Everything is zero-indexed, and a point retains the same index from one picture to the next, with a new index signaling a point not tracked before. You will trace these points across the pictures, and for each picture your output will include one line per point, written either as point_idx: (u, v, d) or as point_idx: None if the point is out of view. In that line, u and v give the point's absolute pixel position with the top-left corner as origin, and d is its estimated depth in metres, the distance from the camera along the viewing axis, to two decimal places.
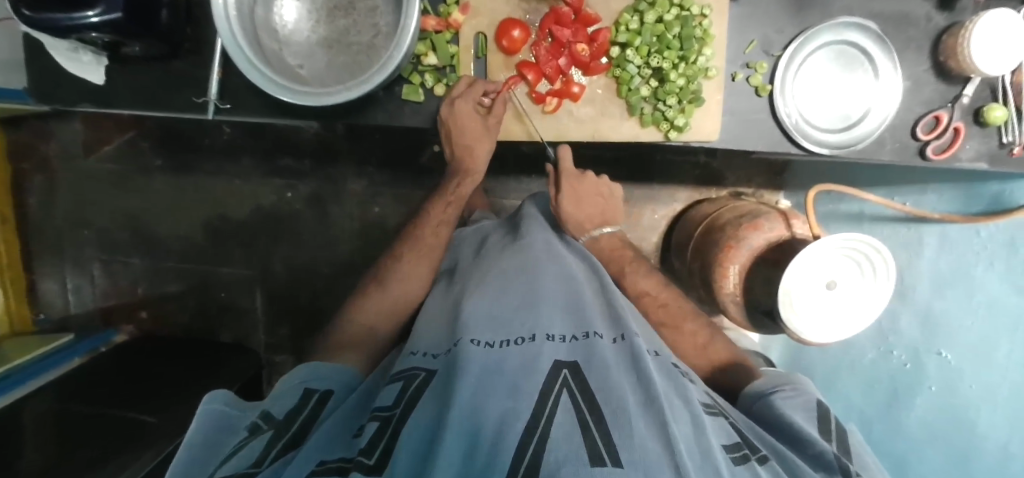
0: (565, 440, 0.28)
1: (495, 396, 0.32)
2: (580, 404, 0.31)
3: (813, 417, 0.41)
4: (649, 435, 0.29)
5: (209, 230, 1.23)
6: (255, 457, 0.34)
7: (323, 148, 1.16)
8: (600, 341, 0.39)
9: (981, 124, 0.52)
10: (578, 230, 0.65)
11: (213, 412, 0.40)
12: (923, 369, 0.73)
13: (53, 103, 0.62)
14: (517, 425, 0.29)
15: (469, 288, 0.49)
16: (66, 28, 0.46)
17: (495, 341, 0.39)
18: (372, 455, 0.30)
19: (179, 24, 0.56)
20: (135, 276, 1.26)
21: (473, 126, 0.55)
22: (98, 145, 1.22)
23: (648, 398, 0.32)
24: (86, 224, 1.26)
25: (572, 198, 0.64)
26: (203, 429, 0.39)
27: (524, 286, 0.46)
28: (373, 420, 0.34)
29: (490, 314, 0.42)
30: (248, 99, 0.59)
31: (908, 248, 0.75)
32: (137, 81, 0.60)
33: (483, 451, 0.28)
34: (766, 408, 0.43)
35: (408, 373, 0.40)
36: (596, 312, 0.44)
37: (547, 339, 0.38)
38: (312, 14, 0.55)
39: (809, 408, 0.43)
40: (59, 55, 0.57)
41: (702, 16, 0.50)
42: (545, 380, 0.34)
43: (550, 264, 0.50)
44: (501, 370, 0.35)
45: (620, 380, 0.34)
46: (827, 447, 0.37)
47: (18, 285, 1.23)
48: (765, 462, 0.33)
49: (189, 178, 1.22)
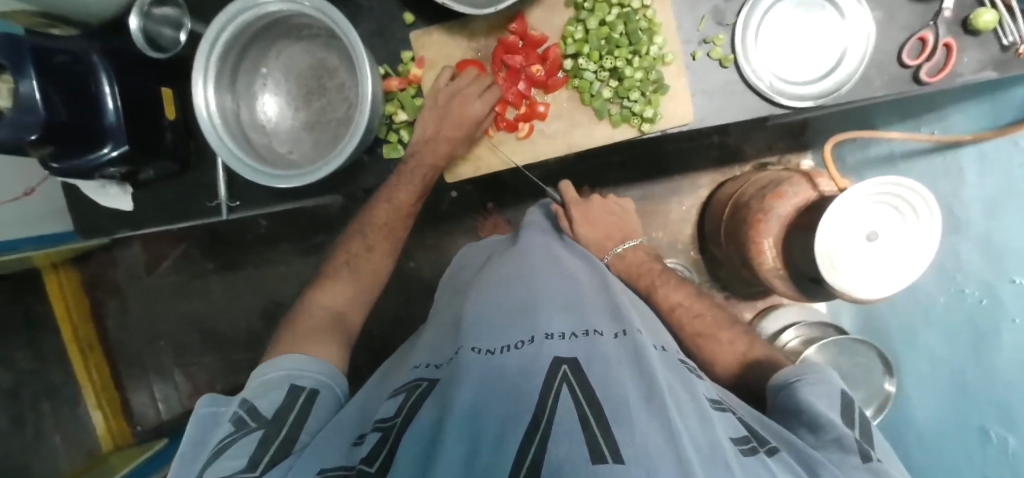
0: (566, 440, 0.27)
1: (496, 402, 0.31)
2: (580, 400, 0.30)
3: (838, 405, 0.38)
4: (651, 428, 0.28)
5: (265, 316, 1.31)
6: (248, 460, 0.37)
7: (348, 218, 1.24)
8: (600, 338, 0.38)
9: (974, 33, 0.48)
10: (600, 249, 0.66)
11: (205, 413, 0.42)
12: (1000, 301, 0.63)
13: (99, 235, 0.70)
14: (519, 429, 0.28)
15: (468, 298, 0.48)
16: (90, 168, 0.54)
17: (496, 346, 0.38)
18: (374, 462, 0.32)
19: (182, 140, 0.62)
20: (210, 375, 1.35)
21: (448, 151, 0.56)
22: (158, 262, 1.35)
23: (650, 392, 0.31)
24: (161, 336, 1.37)
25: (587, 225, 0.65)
26: (196, 430, 0.42)
27: (524, 289, 0.45)
28: (375, 431, 0.35)
29: (489, 318, 0.42)
30: (253, 194, 0.64)
31: (950, 179, 0.69)
32: (159, 200, 0.67)
33: (485, 453, 0.27)
34: (784, 397, 0.41)
35: (410, 385, 0.40)
36: (597, 310, 0.43)
37: (546, 338, 0.38)
38: (292, 104, 0.60)
39: (834, 394, 0.40)
40: (93, 193, 0.65)
41: (644, 8, 0.51)
42: (545, 380, 0.33)
43: (547, 267, 0.50)
44: (501, 375, 0.34)
45: (621, 377, 0.33)
46: (844, 432, 0.35)
47: (114, 404, 1.35)
48: (774, 454, 0.32)
49: (238, 273, 1.32)
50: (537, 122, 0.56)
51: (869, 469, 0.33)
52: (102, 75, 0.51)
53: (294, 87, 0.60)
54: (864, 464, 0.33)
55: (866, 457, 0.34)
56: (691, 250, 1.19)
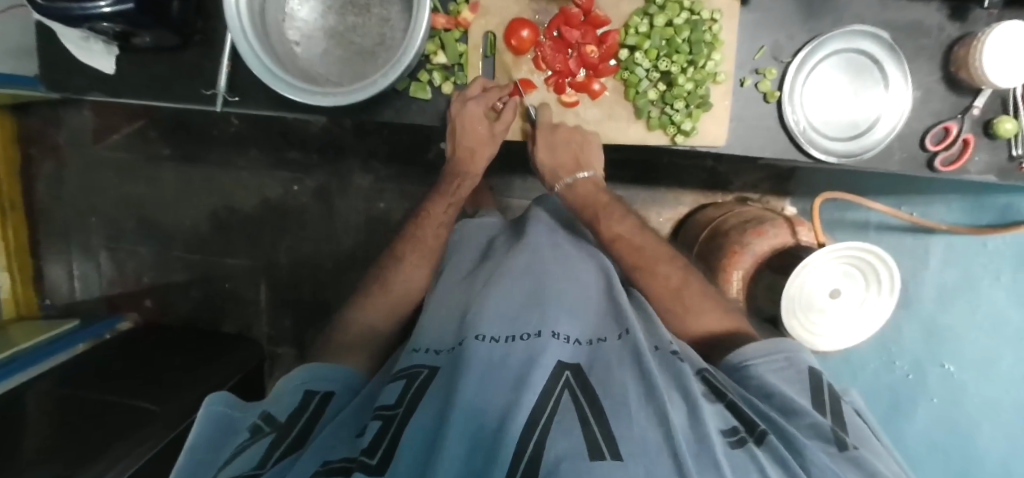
0: (565, 438, 0.30)
1: (499, 392, 0.34)
2: (581, 403, 0.34)
3: (806, 389, 0.42)
4: (648, 427, 0.31)
5: (215, 221, 1.24)
6: (257, 460, 0.35)
7: (329, 142, 1.17)
8: (605, 344, 0.43)
9: (991, 137, 0.52)
10: (552, 177, 0.63)
11: (215, 414, 0.40)
12: (926, 380, 0.75)
13: (63, 91, 0.62)
14: (519, 419, 0.31)
15: (476, 287, 0.52)
16: (77, 17, 0.48)
17: (501, 335, 0.41)
18: (374, 455, 0.32)
19: (190, 15, 0.56)
20: (141, 266, 1.27)
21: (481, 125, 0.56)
22: (107, 134, 1.23)
23: (651, 393, 0.34)
24: (94, 212, 1.26)
25: (546, 149, 0.58)
26: (203, 433, 0.39)
27: (531, 284, 0.49)
28: (376, 419, 0.36)
29: (494, 309, 0.45)
30: (255, 94, 0.59)
31: (913, 259, 0.76)
32: (147, 73, 0.60)
33: (485, 447, 0.30)
34: (753, 380, 0.44)
35: (410, 370, 0.42)
36: (602, 314, 0.48)
37: (553, 337, 0.41)
38: (325, 7, 0.55)
39: (797, 381, 0.43)
40: (71, 44, 0.59)
41: (713, 21, 0.50)
42: (548, 379, 0.36)
43: (557, 267, 0.52)
44: (504, 366, 0.37)
45: (622, 378, 0.36)
46: (819, 419, 0.37)
47: (25, 270, 1.24)
48: (764, 442, 0.34)
49: (196, 168, 1.22)
50: (583, 99, 0.55)
51: (845, 457, 0.33)
52: None
53: None
54: (841, 452, 0.34)
55: (844, 445, 0.35)
56: None
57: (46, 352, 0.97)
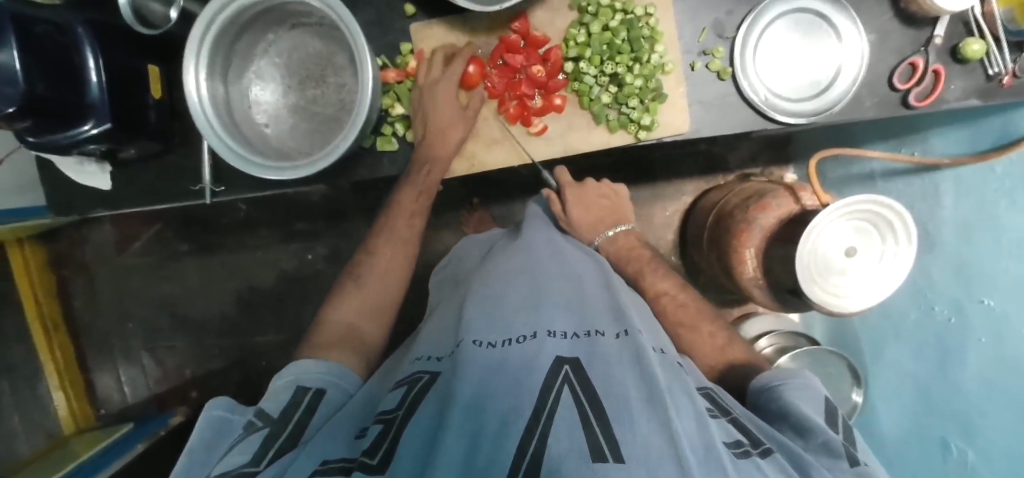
0: (566, 437, 0.29)
1: (498, 394, 0.34)
2: (581, 399, 0.33)
3: (821, 411, 0.40)
4: (651, 428, 0.30)
5: (241, 303, 1.29)
6: (253, 456, 0.37)
7: (331, 207, 1.21)
8: (602, 338, 0.42)
9: (962, 61, 0.51)
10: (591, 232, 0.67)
11: (218, 417, 0.42)
12: (968, 321, 0.67)
13: (71, 213, 0.67)
14: (520, 422, 0.31)
15: (471, 291, 0.53)
16: (66, 144, 0.52)
17: (497, 340, 0.42)
18: (375, 455, 0.33)
19: (166, 120, 0.61)
20: (180, 360, 1.31)
21: (447, 107, 0.54)
22: (130, 242, 1.30)
23: (650, 394, 0.33)
24: (129, 317, 1.33)
25: (579, 204, 0.66)
26: (203, 435, 0.41)
27: (527, 287, 0.50)
28: (377, 424, 0.37)
29: (490, 314, 0.46)
30: (238, 180, 0.62)
31: (927, 200, 0.72)
32: (141, 180, 0.65)
33: (486, 448, 0.30)
34: (769, 400, 0.42)
35: (413, 377, 0.43)
36: (601, 310, 0.47)
37: (548, 335, 0.41)
38: (286, 86, 0.58)
39: (816, 401, 0.41)
40: (69, 170, 0.63)
41: (648, 15, 0.52)
42: (547, 377, 0.36)
43: (550, 266, 0.54)
44: (501, 368, 0.37)
45: (622, 377, 0.36)
46: (832, 436, 0.36)
47: (78, 385, 1.31)
48: (768, 456, 0.32)
49: (214, 257, 1.28)
50: (551, 121, 0.55)
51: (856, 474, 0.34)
52: (86, 48, 0.49)
53: (292, 71, 0.58)
54: (852, 469, 0.34)
55: (854, 462, 0.35)
56: (672, 256, 1.20)
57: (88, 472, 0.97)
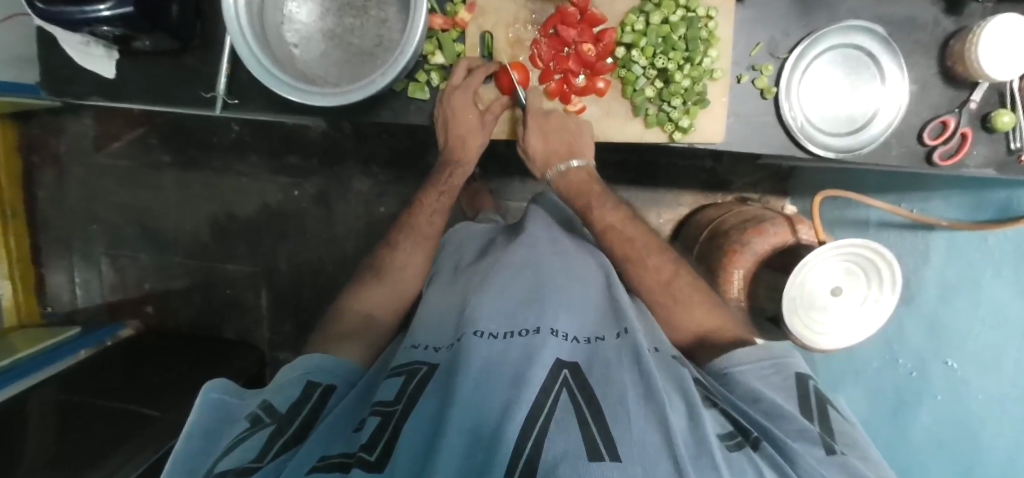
0: (562, 437, 0.30)
1: (497, 387, 0.34)
2: (580, 402, 0.34)
3: (793, 394, 0.42)
4: (648, 427, 0.31)
5: (216, 227, 1.24)
6: (259, 452, 0.36)
7: (329, 147, 1.17)
8: (603, 343, 0.43)
9: (989, 130, 0.52)
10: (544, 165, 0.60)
11: (215, 403, 0.41)
12: (929, 377, 0.72)
13: (65, 97, 0.63)
14: (519, 416, 0.31)
15: (475, 281, 0.53)
16: (78, 21, 0.48)
17: (498, 331, 0.42)
18: (374, 451, 0.32)
19: (189, 19, 0.57)
20: (142, 272, 1.27)
21: (473, 119, 0.57)
22: (108, 141, 1.23)
23: (649, 393, 0.34)
24: (94, 219, 1.27)
25: (538, 135, 0.57)
26: (203, 419, 0.40)
27: (530, 281, 0.50)
28: (374, 415, 0.36)
29: (492, 305, 0.46)
30: (255, 96, 0.59)
31: (915, 256, 0.75)
32: (149, 78, 0.61)
33: (484, 444, 0.29)
34: (740, 384, 0.44)
35: (411, 367, 0.42)
36: (599, 315, 0.48)
37: (551, 334, 0.41)
38: (322, 8, 0.55)
39: (786, 377, 0.44)
40: (72, 49, 0.59)
41: (708, 18, 0.51)
42: (548, 376, 0.36)
43: (554, 260, 0.54)
44: (503, 361, 0.37)
45: (621, 377, 0.36)
46: (808, 425, 0.37)
47: (27, 278, 1.25)
48: (758, 447, 0.34)
49: (197, 174, 1.23)
50: (590, 103, 0.56)
51: (833, 461, 0.34)
52: None
53: None
54: (830, 457, 0.35)
55: (831, 450, 0.35)
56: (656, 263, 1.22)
57: (6, 381, 0.88)
